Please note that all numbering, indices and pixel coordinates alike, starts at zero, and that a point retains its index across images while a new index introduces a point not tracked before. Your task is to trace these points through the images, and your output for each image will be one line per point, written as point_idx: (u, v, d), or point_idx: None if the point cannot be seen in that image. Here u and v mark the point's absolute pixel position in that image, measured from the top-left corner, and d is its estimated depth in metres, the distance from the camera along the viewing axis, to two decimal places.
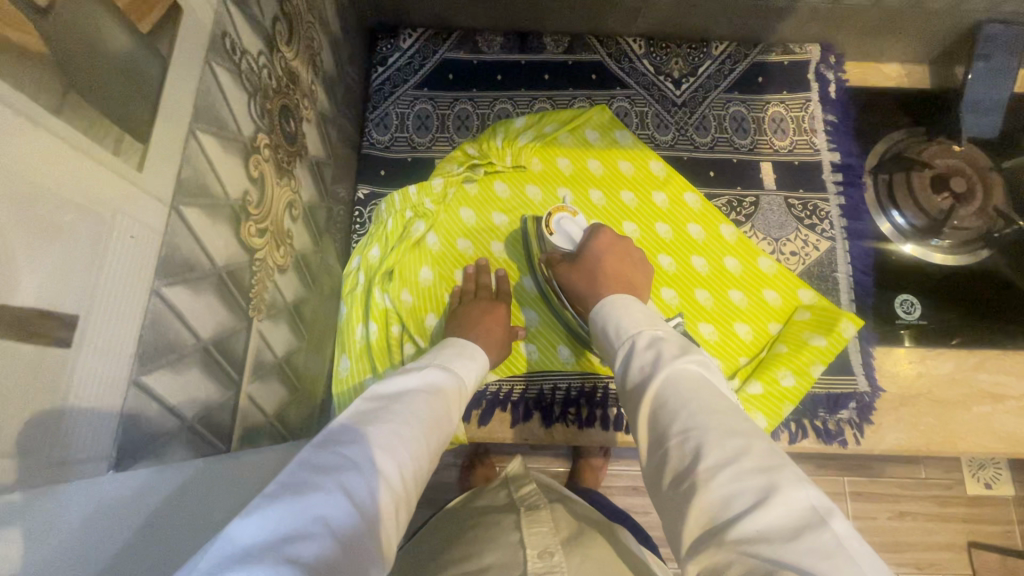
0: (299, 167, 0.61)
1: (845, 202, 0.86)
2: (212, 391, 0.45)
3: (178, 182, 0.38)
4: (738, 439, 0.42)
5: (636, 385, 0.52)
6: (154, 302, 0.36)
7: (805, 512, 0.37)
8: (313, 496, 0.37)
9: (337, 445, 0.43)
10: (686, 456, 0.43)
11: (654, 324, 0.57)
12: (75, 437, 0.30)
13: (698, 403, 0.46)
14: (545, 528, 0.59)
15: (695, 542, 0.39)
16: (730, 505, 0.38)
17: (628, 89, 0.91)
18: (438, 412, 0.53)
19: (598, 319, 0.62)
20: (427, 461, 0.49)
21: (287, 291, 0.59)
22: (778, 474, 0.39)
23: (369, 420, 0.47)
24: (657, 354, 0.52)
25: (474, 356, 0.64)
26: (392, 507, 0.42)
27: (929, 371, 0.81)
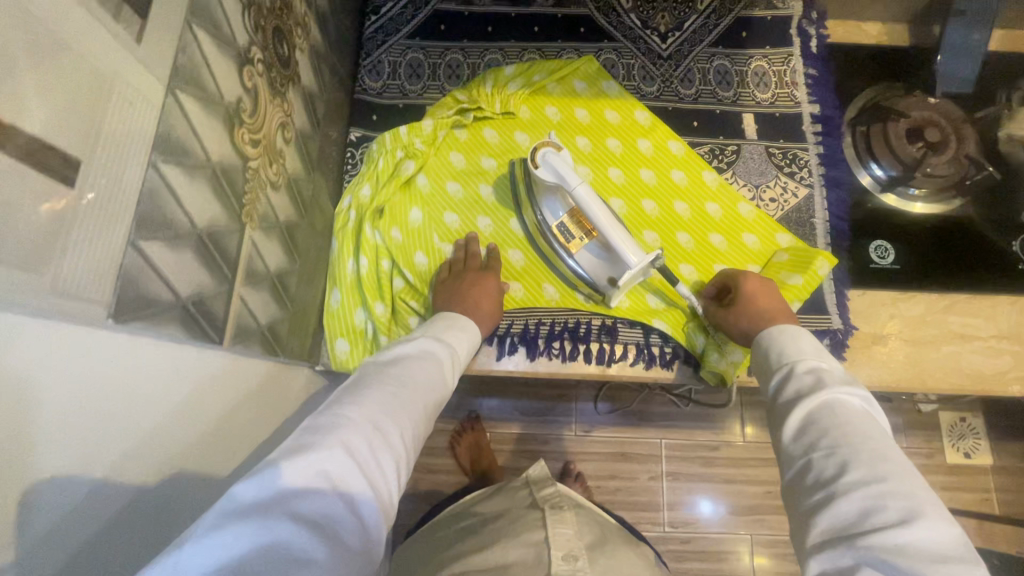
0: (292, 92, 0.63)
1: (824, 151, 0.89)
2: (206, 279, 0.47)
3: (174, 67, 0.41)
4: (889, 467, 0.47)
5: (787, 400, 0.58)
6: (152, 174, 0.39)
7: (949, 546, 0.42)
8: (313, 457, 0.42)
9: (335, 409, 0.48)
10: (832, 469, 0.49)
11: (820, 355, 0.61)
12: (77, 277, 0.32)
13: (852, 427, 0.51)
14: (567, 530, 0.76)
15: (822, 537, 0.45)
16: (871, 518, 0.44)
17: (615, 42, 0.93)
18: (434, 375, 0.57)
19: (764, 341, 0.67)
20: (424, 418, 0.53)
21: (279, 209, 0.62)
22: (927, 507, 0.44)
23: (366, 386, 0.52)
24: (817, 380, 0.57)
25: (468, 325, 0.67)
26: (393, 464, 0.47)
27: (900, 313, 0.84)
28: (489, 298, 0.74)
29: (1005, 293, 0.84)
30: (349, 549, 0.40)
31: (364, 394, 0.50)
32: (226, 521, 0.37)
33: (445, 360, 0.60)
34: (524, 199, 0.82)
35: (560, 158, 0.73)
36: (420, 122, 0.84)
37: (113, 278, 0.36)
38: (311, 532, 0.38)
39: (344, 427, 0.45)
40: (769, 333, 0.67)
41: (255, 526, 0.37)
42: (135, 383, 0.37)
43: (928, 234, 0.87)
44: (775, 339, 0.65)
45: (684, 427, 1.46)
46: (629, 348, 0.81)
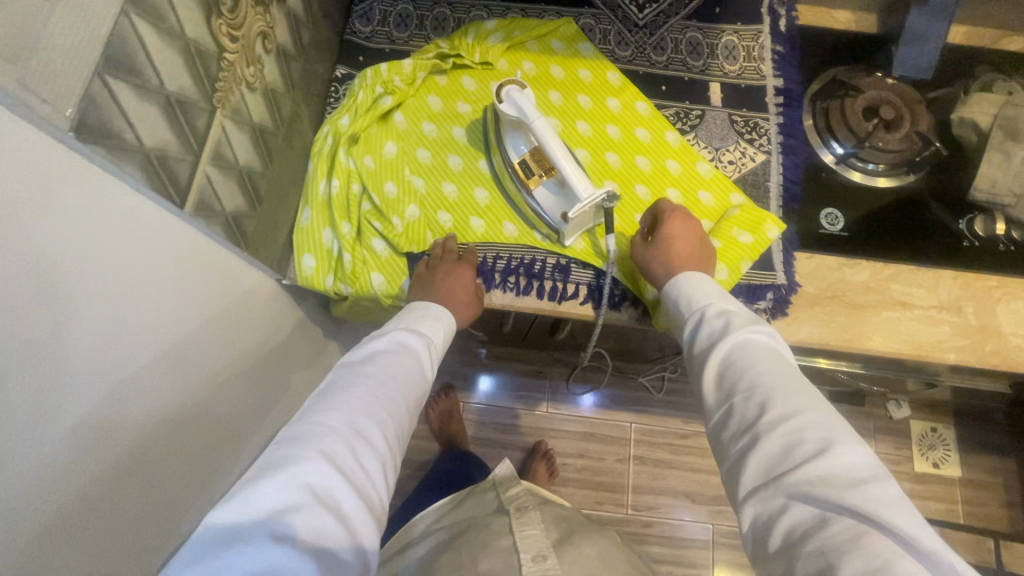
0: (275, 7, 0.69)
1: (784, 122, 0.93)
2: (171, 141, 0.52)
3: None
4: (801, 401, 0.53)
5: (704, 350, 0.64)
6: (124, 22, 0.44)
7: (863, 466, 0.47)
8: (293, 470, 0.48)
9: (312, 418, 0.54)
10: (753, 411, 0.55)
11: (725, 298, 0.68)
12: (44, 83, 0.37)
13: (763, 367, 0.58)
14: (533, 531, 0.81)
15: (751, 480, 0.50)
16: (792, 452, 0.49)
17: (595, 8, 0.99)
18: (410, 374, 0.65)
19: (672, 291, 0.73)
20: (401, 412, 0.61)
21: (253, 111, 0.67)
22: (837, 433, 0.50)
23: (342, 391, 0.59)
24: (727, 325, 0.64)
25: (440, 313, 0.74)
26: (373, 463, 0.54)
27: (845, 277, 0.88)
28: (462, 288, 0.78)
29: (950, 268, 0.87)
30: (337, 548, 0.47)
31: (341, 400, 0.57)
32: (215, 548, 0.42)
33: (419, 358, 0.68)
34: (493, 141, 0.87)
35: (522, 96, 0.78)
36: (401, 62, 0.89)
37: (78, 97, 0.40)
38: (300, 540, 0.44)
39: (323, 436, 0.52)
40: (678, 281, 0.73)
41: (244, 546, 0.42)
42: (81, 198, 0.42)
43: (879, 207, 0.91)
44: (684, 288, 0.71)
45: (653, 410, 1.49)
46: (581, 288, 0.85)
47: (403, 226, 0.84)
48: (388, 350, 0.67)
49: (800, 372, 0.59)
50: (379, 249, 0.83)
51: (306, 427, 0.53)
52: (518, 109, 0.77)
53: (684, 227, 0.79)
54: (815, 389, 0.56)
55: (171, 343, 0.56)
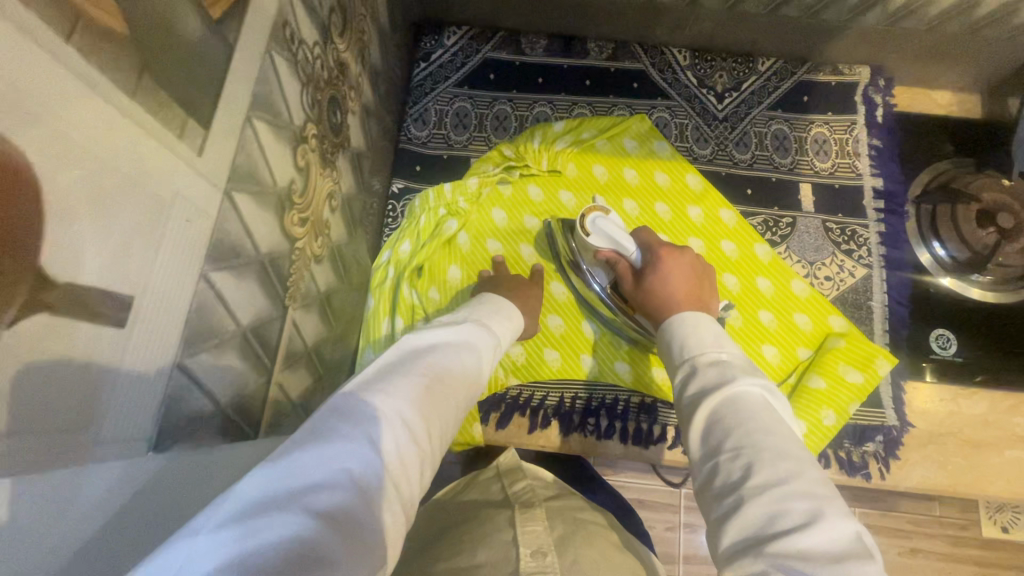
0: (341, 158, 0.61)
1: (885, 229, 0.85)
2: (246, 377, 0.45)
3: (232, 169, 0.39)
4: (792, 464, 0.42)
5: (690, 399, 0.51)
6: (201, 286, 0.37)
7: (845, 541, 0.37)
8: (336, 443, 0.35)
9: (365, 391, 0.41)
10: (736, 473, 0.43)
11: (722, 345, 0.55)
12: (120, 419, 0.31)
13: (754, 424, 0.45)
14: (538, 527, 0.53)
15: (734, 547, 0.39)
16: (774, 524, 0.38)
17: (669, 100, 0.90)
18: (470, 366, 0.51)
19: (668, 334, 0.60)
20: (456, 415, 0.47)
21: (321, 281, 0.60)
22: (828, 507, 0.39)
23: (402, 365, 0.45)
24: (723, 376, 0.50)
25: (506, 315, 0.62)
26: (420, 464, 0.40)
27: (961, 411, 0.79)
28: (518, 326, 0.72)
29: None
30: (371, 549, 0.32)
31: (398, 376, 0.43)
32: (236, 517, 0.30)
33: (480, 353, 0.54)
34: (561, 246, 0.79)
35: (613, 224, 0.68)
36: (465, 179, 0.82)
37: (154, 404, 0.33)
38: (332, 523, 0.31)
39: (376, 411, 0.39)
40: (670, 324, 0.60)
41: (272, 518, 0.30)
42: None
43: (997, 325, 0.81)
44: (676, 331, 0.58)
45: None
46: (669, 430, 0.77)
47: None
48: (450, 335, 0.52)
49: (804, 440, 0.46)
50: None
51: (360, 400, 0.40)
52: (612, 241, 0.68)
53: (678, 263, 0.68)
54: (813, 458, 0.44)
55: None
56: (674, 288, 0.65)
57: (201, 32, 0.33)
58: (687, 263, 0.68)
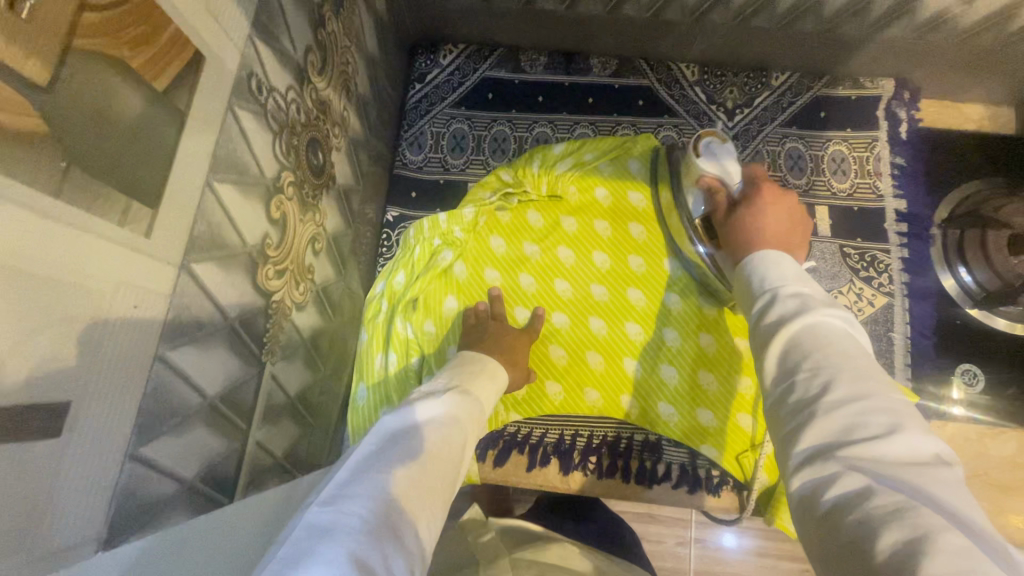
0: (325, 198, 0.59)
1: (908, 255, 0.79)
2: (218, 445, 0.43)
3: (191, 240, 0.36)
4: (875, 381, 0.37)
5: (767, 317, 0.43)
6: (158, 369, 0.35)
7: (927, 451, 0.33)
8: (318, 559, 0.35)
9: (342, 500, 0.41)
10: (810, 388, 0.37)
11: (806, 281, 0.45)
12: (62, 529, 0.29)
13: (836, 347, 0.39)
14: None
15: (802, 457, 0.35)
16: (854, 433, 0.34)
17: (676, 118, 0.86)
18: (451, 446, 0.51)
19: (745, 272, 0.49)
20: (440, 503, 0.47)
21: (305, 326, 0.58)
22: (912, 419, 0.35)
23: (379, 462, 0.46)
24: (805, 306, 0.42)
25: (492, 373, 0.63)
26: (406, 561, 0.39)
27: (986, 451, 0.74)
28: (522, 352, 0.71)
29: None
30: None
31: (373, 476, 0.44)
32: None
33: (463, 427, 0.54)
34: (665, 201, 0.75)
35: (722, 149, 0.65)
36: (461, 208, 0.79)
37: (105, 502, 0.32)
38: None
39: (353, 518, 0.39)
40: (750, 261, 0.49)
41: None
42: None
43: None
44: (753, 268, 0.48)
45: None
46: (674, 469, 0.75)
47: None
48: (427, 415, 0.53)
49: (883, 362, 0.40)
50: None
51: (334, 509, 0.40)
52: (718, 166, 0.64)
53: (781, 210, 0.60)
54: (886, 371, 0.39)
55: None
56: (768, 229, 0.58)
57: (143, 108, 0.31)
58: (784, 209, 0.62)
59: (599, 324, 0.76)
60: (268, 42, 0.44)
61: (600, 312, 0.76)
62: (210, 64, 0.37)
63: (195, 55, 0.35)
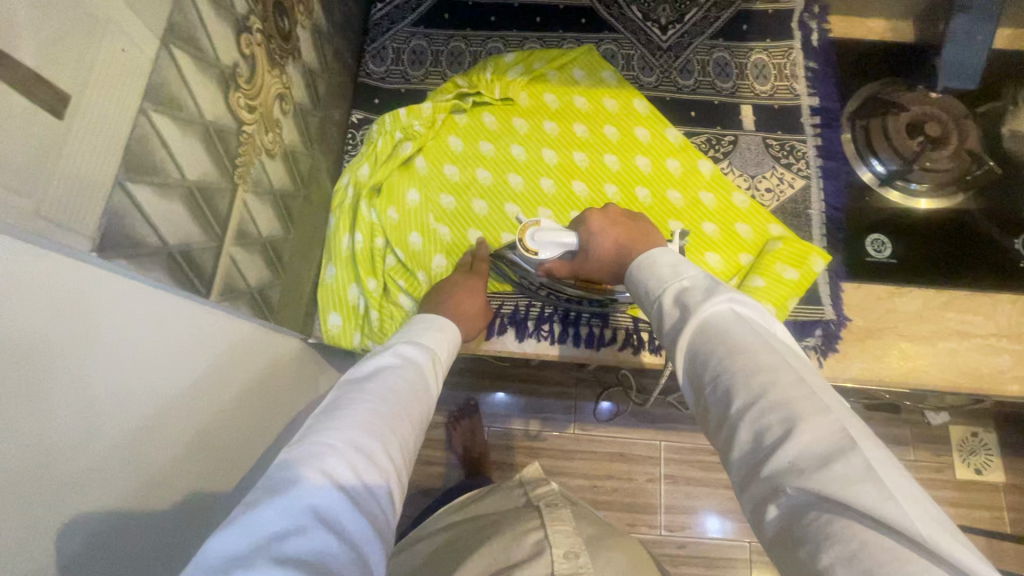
0: (291, 65, 0.66)
1: (822, 143, 0.89)
2: (195, 232, 0.49)
3: (169, 22, 0.43)
4: (768, 376, 0.40)
5: (668, 332, 0.50)
6: (142, 121, 0.41)
7: (836, 438, 0.35)
8: (294, 493, 0.41)
9: (310, 438, 0.46)
10: (719, 402, 0.42)
11: (680, 274, 0.53)
12: (65, 209, 0.34)
13: (727, 347, 0.43)
14: (565, 526, 0.73)
15: (740, 484, 0.39)
16: (763, 442, 0.37)
17: (616, 33, 0.95)
18: (414, 388, 0.56)
19: (637, 277, 0.58)
20: (410, 431, 0.53)
21: (273, 177, 0.64)
22: (809, 404, 0.37)
23: (343, 405, 0.51)
24: (688, 306, 0.49)
25: (446, 326, 0.67)
26: (382, 487, 0.46)
27: (897, 308, 0.83)
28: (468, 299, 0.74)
29: (1007, 292, 0.82)
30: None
31: (341, 418, 0.49)
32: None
33: (423, 368, 0.59)
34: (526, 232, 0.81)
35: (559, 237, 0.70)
36: (419, 106, 0.86)
37: (97, 210, 0.37)
38: (306, 564, 0.37)
39: (325, 455, 0.44)
40: (636, 269, 0.59)
41: (248, 569, 0.36)
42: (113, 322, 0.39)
43: (929, 228, 0.86)
44: (642, 277, 0.57)
45: None
46: (620, 332, 0.81)
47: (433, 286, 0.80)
48: (389, 362, 0.58)
49: (783, 339, 0.44)
50: (405, 304, 0.79)
51: (310, 444, 0.46)
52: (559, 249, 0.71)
53: (602, 224, 0.70)
54: (791, 356, 0.42)
55: (205, 415, 0.52)
56: (614, 246, 0.68)
57: None
58: (612, 217, 0.71)
59: (548, 213, 0.85)
60: None
61: (546, 202, 0.86)
62: None
63: None
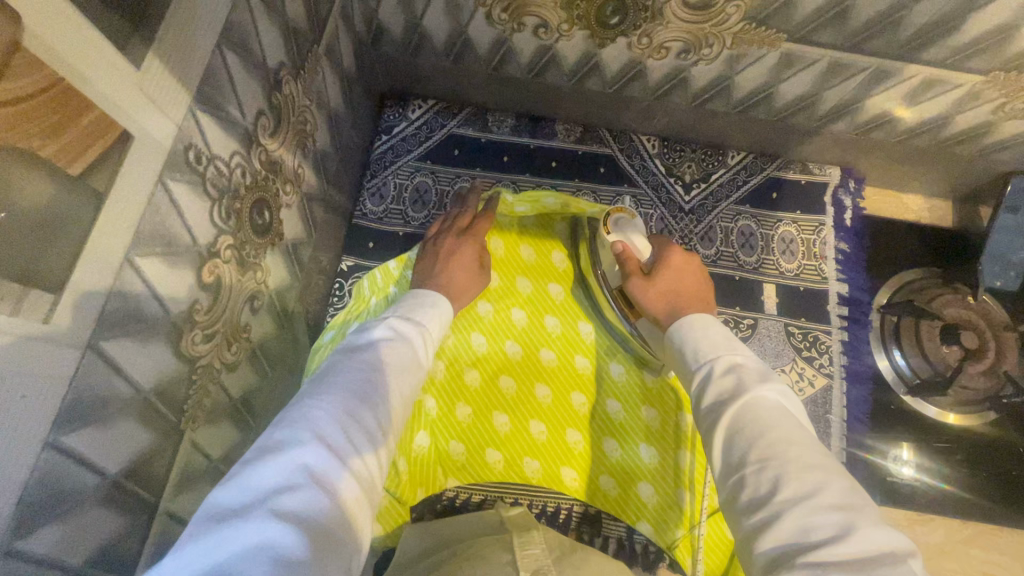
0: (268, 256, 0.58)
1: (847, 339, 0.82)
2: (116, 524, 0.41)
3: (100, 318, 0.35)
4: (820, 473, 0.38)
5: (713, 401, 0.46)
6: (46, 456, 0.33)
7: (879, 548, 0.34)
8: (287, 451, 0.38)
9: (300, 405, 0.43)
10: (763, 485, 0.39)
11: (734, 347, 0.50)
12: None
13: (780, 433, 0.41)
14: (537, 550, 0.52)
15: (766, 561, 0.36)
16: (808, 537, 0.35)
17: (636, 188, 0.88)
18: (404, 361, 0.51)
19: (676, 337, 0.54)
20: (400, 409, 0.49)
21: (234, 387, 0.56)
22: (860, 515, 0.36)
23: (335, 375, 0.47)
24: (741, 385, 0.46)
25: (437, 302, 0.59)
26: (369, 448, 0.43)
27: (916, 538, 0.77)
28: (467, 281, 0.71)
29: None
30: (342, 538, 0.36)
31: (332, 386, 0.45)
32: (209, 529, 0.33)
33: (415, 340, 0.54)
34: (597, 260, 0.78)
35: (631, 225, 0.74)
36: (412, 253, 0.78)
37: None
38: (302, 519, 0.35)
39: (316, 418, 0.41)
40: (677, 327, 0.54)
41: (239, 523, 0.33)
42: None
43: (958, 449, 0.78)
44: (682, 336, 0.53)
45: None
46: (611, 542, 0.75)
47: (409, 465, 0.70)
48: (379, 335, 0.52)
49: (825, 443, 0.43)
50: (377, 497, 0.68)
51: (300, 409, 0.43)
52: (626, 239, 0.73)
53: (678, 263, 0.69)
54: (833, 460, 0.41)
55: None
56: (680, 287, 0.66)
57: (53, 194, 0.30)
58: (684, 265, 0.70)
59: (545, 392, 0.75)
60: (212, 113, 0.43)
61: (545, 378, 0.76)
62: (141, 142, 0.36)
63: (125, 131, 0.34)
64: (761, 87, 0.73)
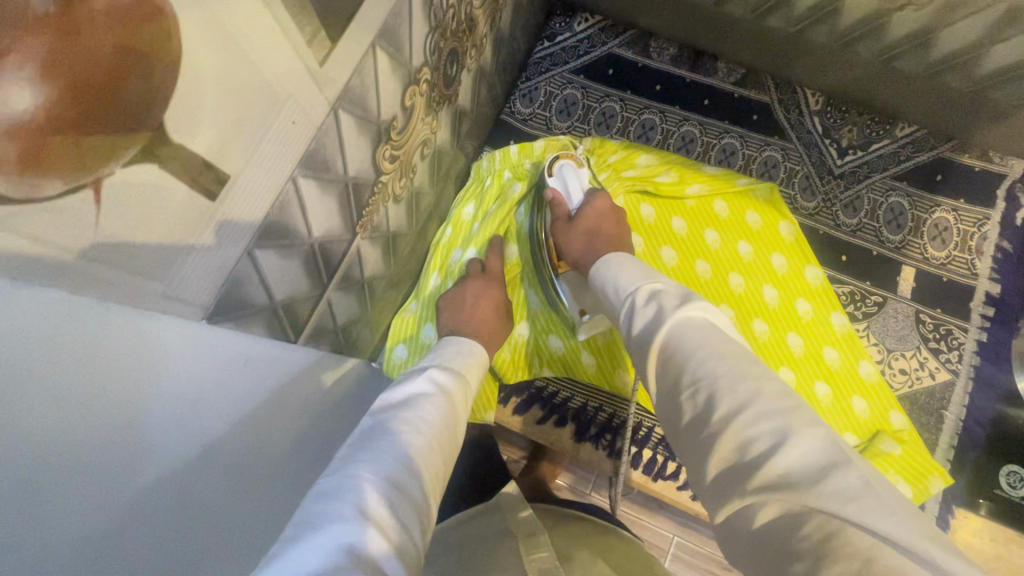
0: (444, 110, 0.63)
1: (986, 341, 0.76)
2: (303, 284, 0.48)
3: (346, 88, 0.40)
4: (747, 385, 0.36)
5: (637, 333, 0.45)
6: (288, 187, 0.39)
7: (824, 453, 0.31)
8: (327, 527, 0.30)
9: (342, 469, 0.35)
10: (699, 408, 0.37)
11: (653, 276, 0.50)
12: (188, 283, 0.33)
13: (705, 346, 0.39)
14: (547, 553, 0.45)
15: (715, 486, 0.34)
16: (744, 455, 0.33)
17: (785, 141, 0.86)
18: (446, 422, 0.43)
19: (602, 278, 0.54)
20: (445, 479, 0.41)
21: (393, 219, 0.62)
22: (794, 417, 0.33)
23: (378, 435, 0.38)
24: (654, 310, 0.45)
25: (475, 350, 0.54)
26: (417, 526, 0.34)
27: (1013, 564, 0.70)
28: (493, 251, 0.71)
29: None
30: None
31: (377, 447, 0.37)
32: None
33: (458, 396, 0.47)
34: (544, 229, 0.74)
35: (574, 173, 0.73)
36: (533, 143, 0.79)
37: (220, 278, 0.36)
38: None
39: (361, 488, 0.33)
40: (601, 269, 0.55)
41: None
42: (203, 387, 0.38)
43: None
44: (608, 275, 0.54)
45: None
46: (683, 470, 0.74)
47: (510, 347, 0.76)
48: (422, 387, 0.45)
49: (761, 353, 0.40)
50: None
51: (343, 477, 0.34)
52: (563, 187, 0.72)
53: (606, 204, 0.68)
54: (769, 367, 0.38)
55: None
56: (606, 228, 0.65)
57: None
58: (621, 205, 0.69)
59: None
60: None
61: None
62: None
63: None
64: (968, 47, 0.66)
